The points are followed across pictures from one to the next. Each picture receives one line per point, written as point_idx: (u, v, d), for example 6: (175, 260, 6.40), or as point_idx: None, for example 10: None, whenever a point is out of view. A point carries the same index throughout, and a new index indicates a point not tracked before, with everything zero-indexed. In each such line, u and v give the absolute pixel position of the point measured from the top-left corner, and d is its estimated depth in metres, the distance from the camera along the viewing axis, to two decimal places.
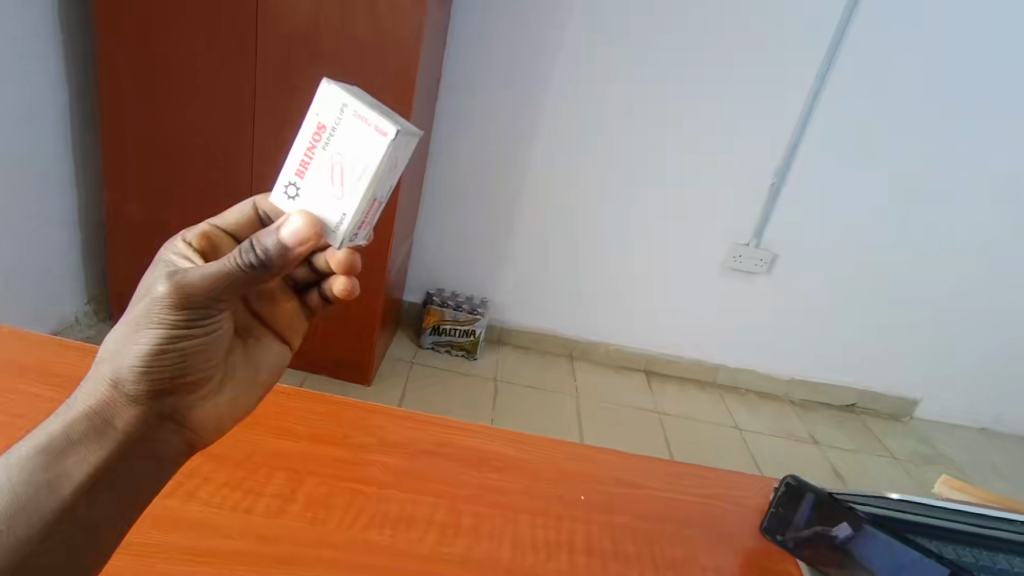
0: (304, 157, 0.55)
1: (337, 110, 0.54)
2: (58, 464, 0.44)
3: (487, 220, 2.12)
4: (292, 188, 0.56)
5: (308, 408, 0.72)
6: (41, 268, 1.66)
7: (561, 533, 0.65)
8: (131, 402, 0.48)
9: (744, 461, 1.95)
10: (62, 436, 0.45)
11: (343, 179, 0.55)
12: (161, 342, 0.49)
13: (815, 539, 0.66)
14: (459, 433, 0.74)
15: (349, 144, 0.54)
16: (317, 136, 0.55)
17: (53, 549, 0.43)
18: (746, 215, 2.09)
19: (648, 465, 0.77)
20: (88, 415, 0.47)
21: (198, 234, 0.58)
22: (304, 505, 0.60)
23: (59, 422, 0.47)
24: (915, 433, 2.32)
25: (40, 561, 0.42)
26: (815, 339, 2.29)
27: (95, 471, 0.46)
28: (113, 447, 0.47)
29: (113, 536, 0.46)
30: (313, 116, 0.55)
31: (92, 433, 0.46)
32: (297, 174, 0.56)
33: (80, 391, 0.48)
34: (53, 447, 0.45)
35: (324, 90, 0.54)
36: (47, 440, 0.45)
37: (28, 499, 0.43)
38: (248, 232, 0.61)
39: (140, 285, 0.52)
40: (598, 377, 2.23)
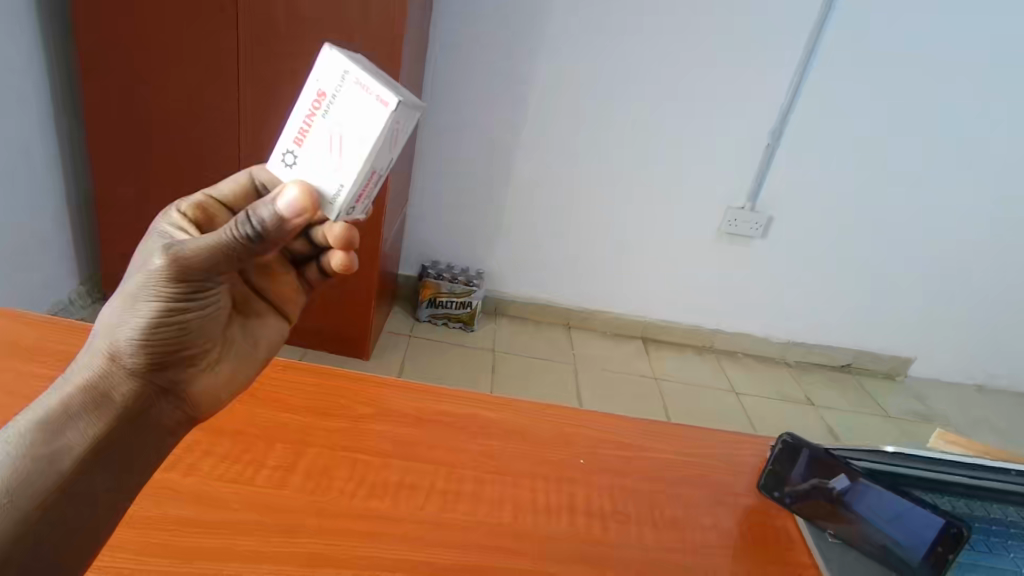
0: (303, 125, 0.54)
1: (338, 77, 0.52)
2: (57, 437, 0.44)
3: (481, 191, 2.09)
4: (290, 156, 0.55)
5: (304, 380, 0.73)
6: (34, 247, 1.65)
7: (562, 496, 0.66)
8: (130, 374, 0.48)
9: (741, 423, 1.98)
10: (59, 410, 0.45)
11: (342, 149, 0.53)
12: (159, 316, 0.49)
13: (813, 492, 0.66)
14: (457, 401, 0.75)
15: (349, 112, 0.53)
16: (317, 103, 0.53)
17: (54, 522, 0.43)
18: (742, 180, 2.07)
19: (645, 428, 0.77)
20: (86, 388, 0.46)
21: (192, 204, 0.57)
22: (304, 476, 0.61)
23: (55, 395, 0.46)
24: (910, 391, 2.36)
25: (41, 535, 0.42)
26: (812, 302, 2.30)
27: (93, 444, 0.45)
28: (112, 421, 0.47)
29: (110, 513, 0.46)
30: (314, 83, 0.53)
31: (91, 406, 0.46)
32: (295, 142, 0.55)
33: (76, 363, 0.48)
34: (52, 419, 0.45)
35: (325, 57, 0.52)
36: (46, 412, 0.45)
37: (29, 472, 0.42)
38: (244, 204, 0.60)
39: (135, 259, 0.51)
40: (596, 345, 2.24)
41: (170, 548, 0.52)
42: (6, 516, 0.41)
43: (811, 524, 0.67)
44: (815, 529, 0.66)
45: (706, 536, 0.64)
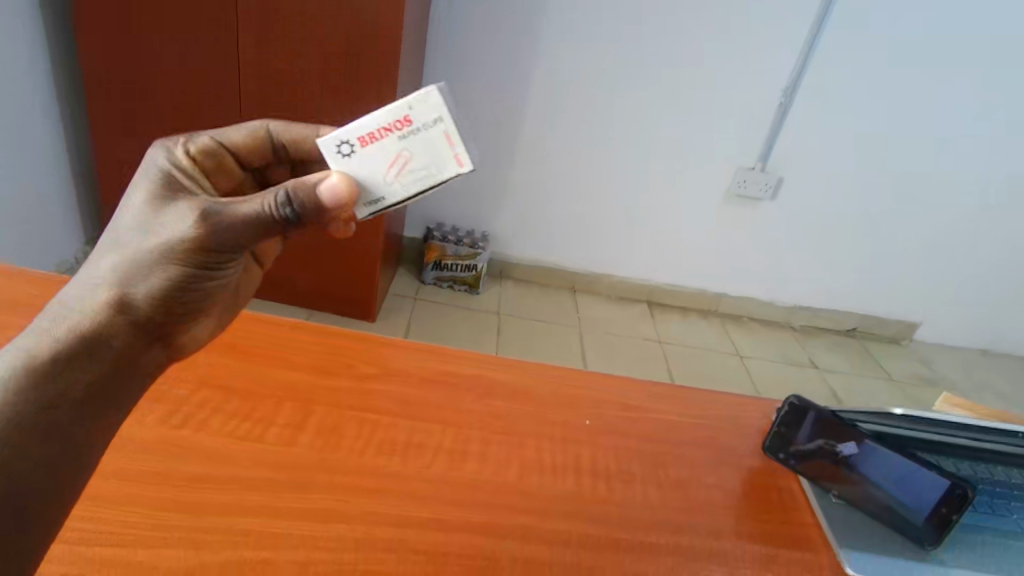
0: (375, 132, 0.49)
1: (433, 118, 0.48)
2: (57, 381, 0.42)
3: (486, 153, 2.06)
4: (347, 148, 0.50)
5: (310, 339, 0.73)
6: (39, 207, 1.63)
7: (568, 456, 0.66)
8: (126, 325, 0.47)
9: (744, 385, 2.00)
10: (54, 351, 0.43)
11: (399, 175, 0.50)
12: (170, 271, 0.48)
13: (818, 454, 0.67)
14: (463, 363, 0.75)
15: (425, 154, 0.49)
16: (398, 125, 0.48)
17: (47, 450, 0.41)
18: (752, 139, 2.02)
19: (650, 389, 0.78)
20: (81, 333, 0.44)
21: (203, 148, 0.55)
22: (311, 434, 0.61)
23: (44, 333, 0.44)
24: (915, 355, 2.36)
25: (36, 462, 0.40)
26: (817, 268, 2.29)
27: (92, 389, 0.44)
28: (106, 370, 0.45)
29: (89, 452, 0.44)
30: (405, 103, 0.48)
31: (88, 353, 0.44)
32: (360, 140, 0.49)
33: (69, 302, 0.46)
34: (49, 357, 0.43)
35: (430, 90, 0.47)
36: (41, 349, 0.43)
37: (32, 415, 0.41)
38: (251, 156, 0.60)
39: (144, 205, 0.50)
40: (601, 309, 2.24)
41: (182, 503, 0.53)
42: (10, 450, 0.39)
43: (813, 484, 0.67)
44: (817, 489, 0.67)
45: (711, 496, 0.65)
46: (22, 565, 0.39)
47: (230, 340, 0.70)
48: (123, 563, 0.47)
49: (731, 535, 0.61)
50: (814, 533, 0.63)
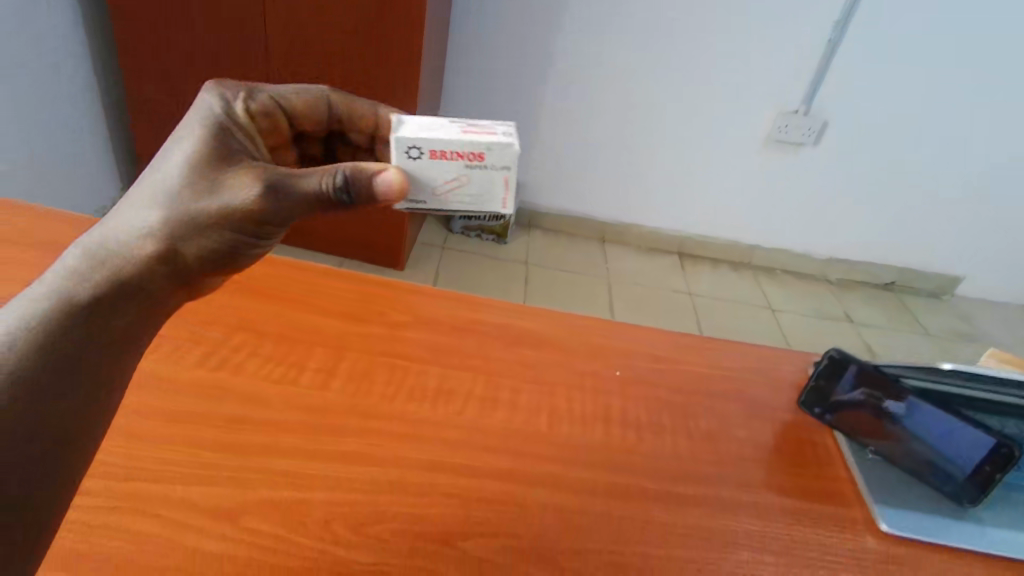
0: (447, 153, 0.52)
1: (503, 164, 0.52)
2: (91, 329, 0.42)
3: (515, 97, 2.00)
4: (415, 152, 0.52)
5: (341, 286, 0.73)
6: (75, 152, 1.65)
7: (598, 407, 0.66)
8: (156, 275, 0.46)
9: (774, 338, 1.97)
10: (88, 296, 0.43)
11: (449, 192, 0.54)
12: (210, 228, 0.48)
13: (857, 410, 0.66)
14: (492, 311, 0.75)
15: (483, 187, 0.53)
16: (470, 156, 0.52)
17: (75, 390, 0.40)
18: (795, 81, 1.92)
19: (682, 341, 0.77)
20: (113, 279, 0.44)
21: (265, 109, 0.56)
22: (343, 379, 0.62)
23: (77, 274, 0.43)
24: (955, 310, 2.29)
25: (63, 400, 0.39)
26: (857, 220, 2.21)
27: (123, 337, 0.44)
28: (136, 320, 0.45)
29: (108, 398, 0.43)
30: (485, 143, 0.51)
31: (119, 301, 0.44)
32: (431, 152, 0.52)
33: (105, 245, 0.45)
34: (86, 301, 0.42)
35: (513, 144, 0.52)
36: (78, 292, 0.42)
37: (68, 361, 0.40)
38: (304, 119, 0.61)
39: (191, 155, 0.48)
40: (631, 260, 2.21)
41: (220, 442, 0.54)
42: (42, 391, 0.38)
43: (850, 439, 0.66)
44: (853, 444, 0.66)
45: (741, 449, 0.64)
46: (47, 505, 0.38)
47: (263, 286, 0.70)
48: (164, 497, 0.49)
49: (762, 487, 0.60)
50: (846, 487, 0.62)
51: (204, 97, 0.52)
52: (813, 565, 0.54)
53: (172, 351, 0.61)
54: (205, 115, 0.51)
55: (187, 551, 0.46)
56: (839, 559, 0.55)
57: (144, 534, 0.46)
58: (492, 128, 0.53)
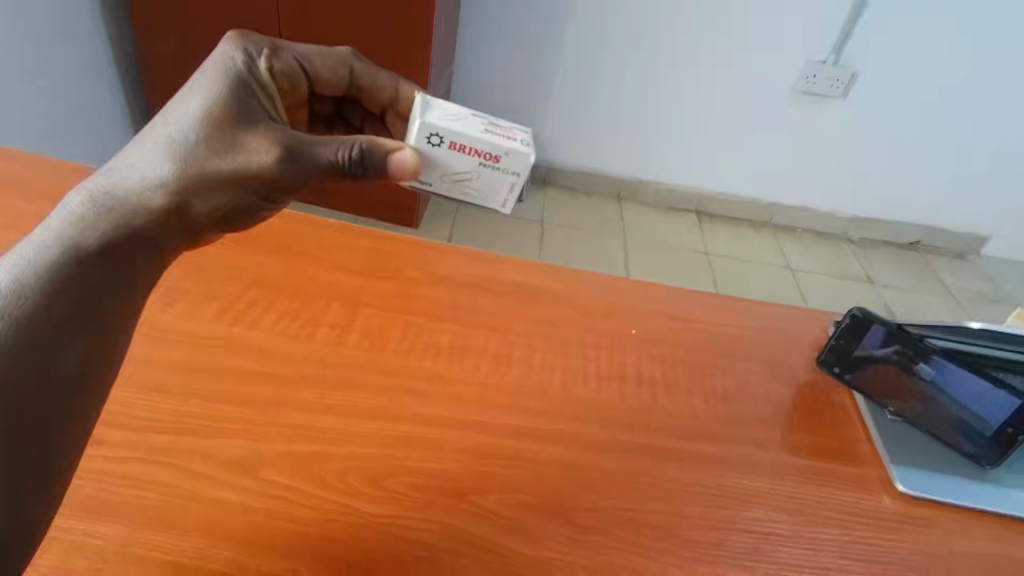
0: (464, 148, 0.50)
1: (516, 174, 0.51)
2: (100, 279, 0.42)
3: (532, 48, 1.94)
4: (435, 138, 0.51)
5: (355, 242, 0.72)
6: (90, 106, 1.65)
7: (614, 365, 0.65)
8: (163, 228, 0.46)
9: (792, 298, 1.94)
10: (95, 244, 0.42)
11: (456, 183, 0.52)
12: (222, 186, 0.47)
13: (878, 370, 0.64)
14: (506, 267, 0.74)
15: (491, 189, 0.52)
16: (485, 157, 0.51)
17: (86, 340, 0.40)
18: (826, 28, 1.83)
19: (700, 299, 0.75)
20: (120, 228, 0.43)
21: (284, 71, 0.55)
22: (358, 334, 0.62)
23: (84, 219, 0.42)
24: (980, 270, 2.23)
25: (74, 349, 0.39)
26: (883, 177, 2.14)
27: (129, 290, 0.44)
28: (142, 272, 0.45)
29: (107, 371, 0.42)
30: (504, 148, 0.50)
31: (125, 251, 0.44)
32: (450, 142, 0.51)
33: (114, 191, 0.44)
34: (93, 250, 0.42)
35: (530, 155, 0.51)
36: (86, 239, 0.42)
37: (79, 312, 0.40)
38: (321, 84, 0.59)
39: (209, 108, 0.47)
40: (648, 218, 2.17)
41: (239, 395, 0.54)
42: (52, 340, 0.38)
43: (868, 400, 0.65)
44: (872, 405, 0.65)
45: (758, 408, 0.64)
46: (46, 476, 0.38)
47: (278, 240, 0.70)
48: (184, 449, 0.50)
49: (779, 446, 0.60)
50: (864, 447, 0.61)
51: (227, 50, 0.51)
52: (828, 523, 0.54)
53: (189, 305, 0.61)
54: (224, 67, 0.50)
55: (208, 500, 0.47)
56: (854, 518, 0.55)
57: (166, 483, 0.47)
58: (513, 131, 0.52)
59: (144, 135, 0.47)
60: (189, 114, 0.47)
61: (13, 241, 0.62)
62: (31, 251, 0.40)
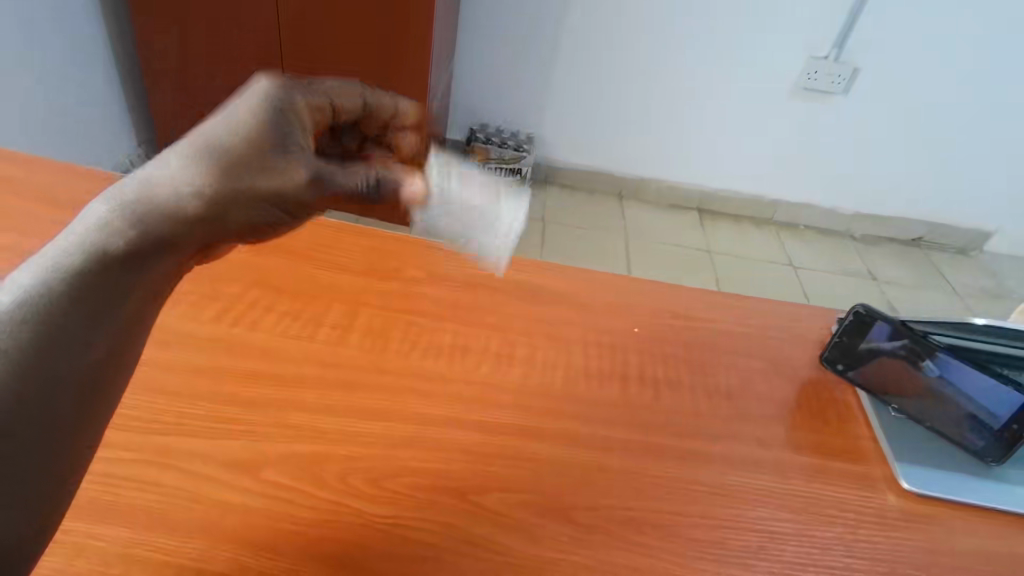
0: (471, 185, 0.54)
1: (518, 209, 0.55)
2: (119, 291, 0.38)
3: (532, 46, 1.94)
4: (443, 179, 0.53)
5: (356, 243, 0.72)
6: (92, 105, 1.65)
7: (617, 364, 0.65)
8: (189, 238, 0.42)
9: (794, 294, 1.94)
10: (119, 253, 0.38)
11: (463, 219, 0.54)
12: (255, 200, 0.43)
13: (881, 367, 0.64)
14: (507, 267, 0.74)
15: (495, 224, 0.54)
16: (491, 194, 0.54)
17: (102, 348, 0.37)
18: (826, 24, 1.83)
19: (702, 298, 0.75)
20: (147, 236, 0.39)
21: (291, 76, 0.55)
22: (360, 334, 0.62)
23: (109, 225, 0.38)
24: (983, 266, 2.23)
25: (90, 357, 0.37)
26: (884, 173, 2.14)
27: (146, 303, 0.40)
28: (161, 284, 0.41)
29: (122, 373, 0.39)
30: (508, 187, 0.54)
31: (147, 262, 0.39)
32: (457, 182, 0.54)
33: (146, 195, 0.40)
34: (119, 261, 0.38)
35: (529, 193, 0.55)
36: (113, 245, 0.38)
37: (94, 325, 0.37)
38: None
39: (257, 118, 0.44)
40: (649, 216, 2.17)
41: (239, 396, 0.54)
42: (65, 348, 0.36)
43: (872, 396, 0.65)
44: (876, 401, 0.65)
45: (761, 407, 0.63)
46: (49, 481, 0.35)
47: (278, 241, 0.70)
48: (185, 450, 0.50)
49: (782, 445, 0.60)
50: (868, 445, 0.61)
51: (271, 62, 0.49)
52: (832, 522, 0.54)
53: (189, 306, 0.61)
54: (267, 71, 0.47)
55: (209, 502, 0.47)
56: (859, 516, 0.55)
57: (167, 485, 0.47)
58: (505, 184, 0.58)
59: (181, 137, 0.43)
60: (235, 121, 0.43)
61: (14, 243, 0.62)
62: (50, 256, 0.37)
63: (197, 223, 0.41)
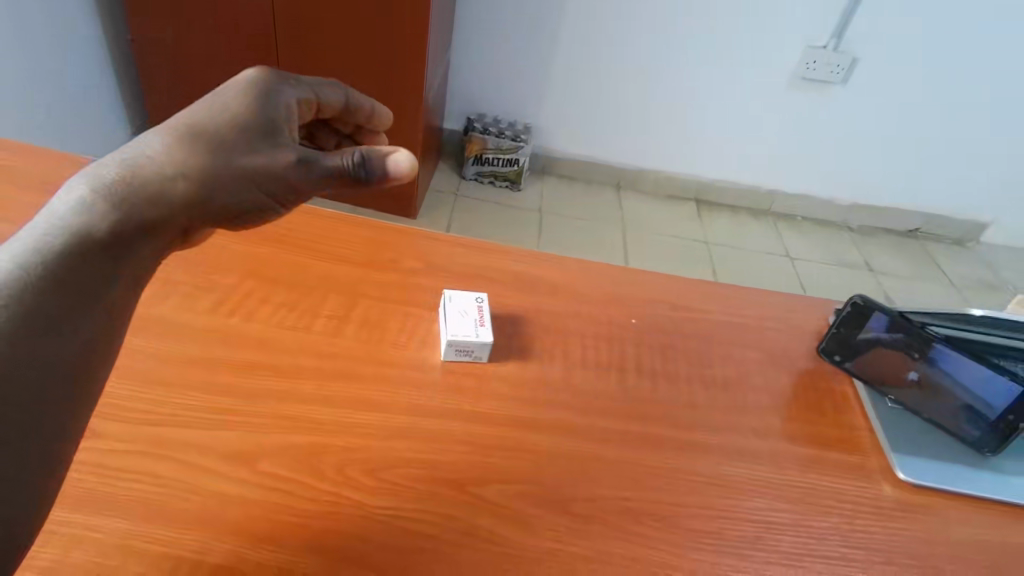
0: None
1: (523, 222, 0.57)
2: (97, 273, 0.37)
3: (529, 35, 1.92)
4: None
5: (352, 233, 0.72)
6: (85, 95, 1.63)
7: (613, 355, 0.65)
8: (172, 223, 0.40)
9: (791, 286, 1.94)
10: (98, 233, 0.37)
11: None
12: (241, 183, 0.43)
13: (877, 358, 0.64)
14: (503, 257, 0.73)
15: None
16: None
17: (80, 335, 0.35)
18: (825, 13, 1.81)
19: (699, 288, 0.75)
20: (128, 217, 0.38)
21: None
22: (356, 325, 0.61)
23: (88, 206, 0.37)
24: (979, 257, 2.23)
25: (69, 342, 0.35)
26: (882, 164, 2.13)
27: (127, 288, 0.38)
28: (143, 269, 0.39)
29: (89, 387, 0.36)
30: None
31: (127, 245, 0.38)
32: None
33: (128, 177, 0.39)
34: (98, 241, 0.37)
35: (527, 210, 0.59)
36: (96, 224, 0.37)
37: (70, 308, 0.35)
38: None
39: (243, 106, 0.44)
40: (646, 207, 2.17)
41: (235, 388, 0.54)
42: (42, 333, 0.34)
43: (868, 387, 0.65)
44: (872, 392, 0.65)
45: (758, 397, 0.63)
46: (28, 479, 0.33)
47: (273, 231, 0.70)
48: (182, 442, 0.49)
49: (779, 435, 0.60)
50: (865, 436, 0.61)
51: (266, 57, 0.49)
52: (828, 512, 0.54)
53: (185, 296, 0.61)
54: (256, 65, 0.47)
55: (207, 494, 0.47)
56: (855, 506, 0.55)
57: (164, 477, 0.47)
58: None
59: (167, 123, 0.43)
60: (223, 107, 0.43)
61: (8, 235, 0.62)
62: (29, 236, 0.35)
63: (185, 208, 0.41)
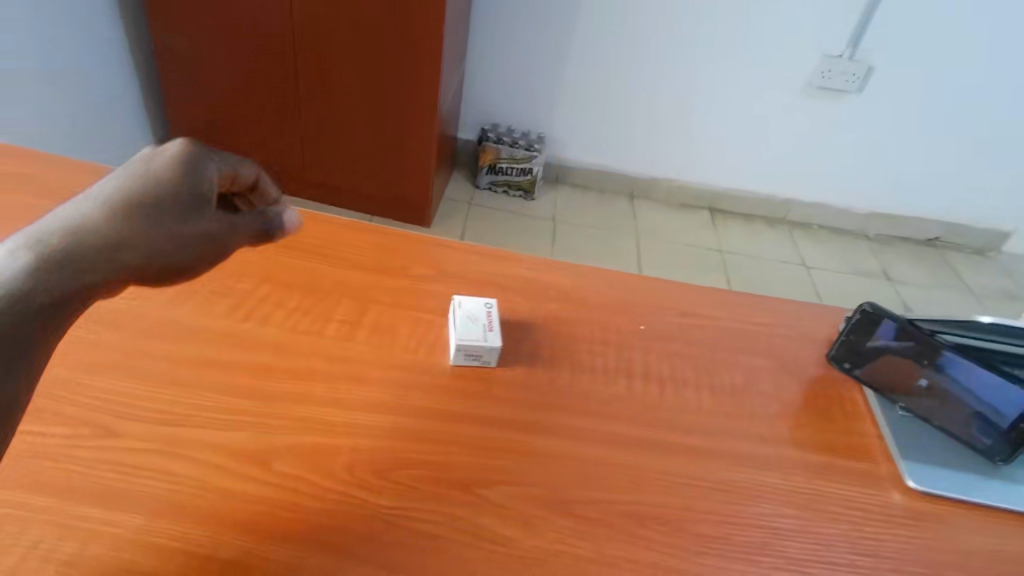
0: None
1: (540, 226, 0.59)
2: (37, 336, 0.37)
3: (543, 45, 1.94)
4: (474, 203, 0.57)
5: (365, 241, 0.73)
6: (109, 106, 1.68)
7: (621, 360, 0.65)
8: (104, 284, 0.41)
9: (806, 295, 1.92)
10: (35, 298, 0.37)
11: None
12: (178, 247, 0.44)
13: (886, 365, 0.64)
14: (514, 263, 0.74)
15: None
16: None
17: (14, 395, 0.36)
18: (840, 21, 1.80)
19: (709, 295, 0.75)
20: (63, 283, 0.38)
21: None
22: (367, 330, 0.63)
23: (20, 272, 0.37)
24: (1000, 267, 2.20)
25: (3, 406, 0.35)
26: (900, 172, 2.11)
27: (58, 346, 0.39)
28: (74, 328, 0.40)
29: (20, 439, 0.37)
30: None
31: (62, 308, 0.38)
32: None
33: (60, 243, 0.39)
34: (36, 305, 0.37)
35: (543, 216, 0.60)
36: (28, 291, 0.37)
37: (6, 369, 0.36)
38: None
39: (179, 172, 0.45)
40: (660, 216, 2.16)
41: (248, 389, 0.55)
42: None
43: (879, 395, 0.65)
44: (882, 399, 0.65)
45: (766, 404, 0.63)
46: None
47: (287, 238, 0.71)
48: (198, 441, 0.51)
49: (787, 442, 0.60)
50: (875, 444, 0.61)
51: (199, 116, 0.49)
52: (836, 519, 0.54)
53: (201, 301, 0.62)
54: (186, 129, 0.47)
55: (220, 491, 0.48)
56: (864, 513, 0.55)
57: (179, 475, 0.48)
58: None
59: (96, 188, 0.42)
60: (157, 174, 0.44)
61: None
62: None
63: (117, 269, 0.41)
